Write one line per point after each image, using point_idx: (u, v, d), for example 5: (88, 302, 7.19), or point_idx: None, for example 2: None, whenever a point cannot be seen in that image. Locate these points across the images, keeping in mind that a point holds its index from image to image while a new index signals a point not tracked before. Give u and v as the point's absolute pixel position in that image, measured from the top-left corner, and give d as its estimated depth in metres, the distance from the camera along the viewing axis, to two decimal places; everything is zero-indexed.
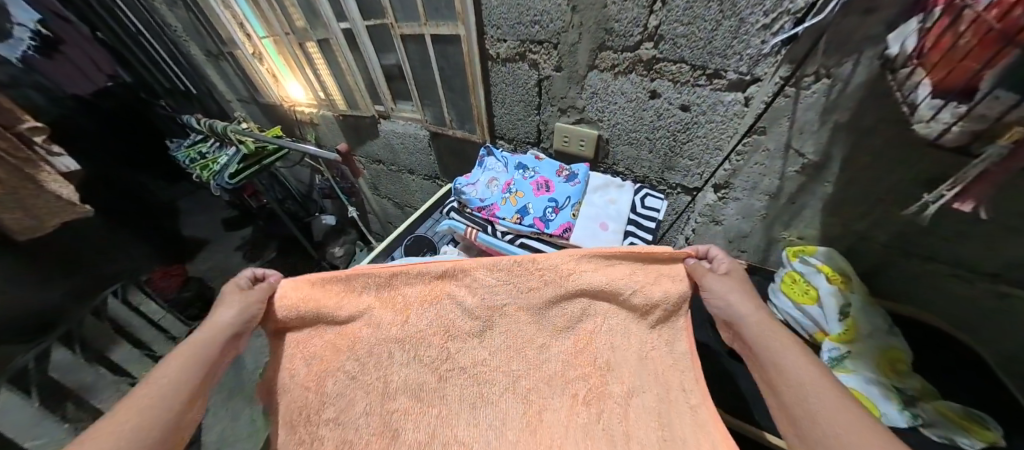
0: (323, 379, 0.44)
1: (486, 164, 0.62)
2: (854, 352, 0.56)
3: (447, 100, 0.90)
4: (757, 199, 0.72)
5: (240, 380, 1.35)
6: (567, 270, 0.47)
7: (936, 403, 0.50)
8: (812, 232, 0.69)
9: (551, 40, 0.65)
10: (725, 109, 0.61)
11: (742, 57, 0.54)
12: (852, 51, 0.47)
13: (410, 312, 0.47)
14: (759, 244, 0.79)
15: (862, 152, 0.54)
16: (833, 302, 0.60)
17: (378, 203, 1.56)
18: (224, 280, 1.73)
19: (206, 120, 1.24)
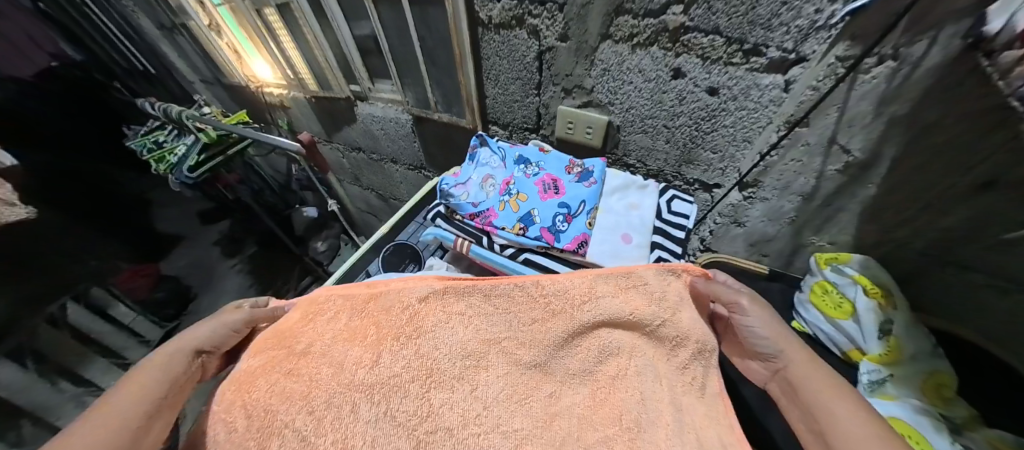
0: (263, 437, 0.30)
1: (480, 157, 0.51)
2: (898, 376, 0.47)
3: (430, 78, 0.77)
4: (787, 200, 0.61)
5: None
6: (581, 297, 0.39)
7: (985, 433, 0.41)
8: (844, 238, 0.60)
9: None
10: (761, 94, 0.50)
11: (790, 29, 0.43)
12: (930, 27, 0.36)
13: (382, 348, 0.35)
14: (784, 249, 0.68)
15: (922, 148, 0.45)
16: (872, 319, 0.50)
17: (361, 194, 1.45)
18: (202, 277, 1.64)
19: (159, 105, 1.07)
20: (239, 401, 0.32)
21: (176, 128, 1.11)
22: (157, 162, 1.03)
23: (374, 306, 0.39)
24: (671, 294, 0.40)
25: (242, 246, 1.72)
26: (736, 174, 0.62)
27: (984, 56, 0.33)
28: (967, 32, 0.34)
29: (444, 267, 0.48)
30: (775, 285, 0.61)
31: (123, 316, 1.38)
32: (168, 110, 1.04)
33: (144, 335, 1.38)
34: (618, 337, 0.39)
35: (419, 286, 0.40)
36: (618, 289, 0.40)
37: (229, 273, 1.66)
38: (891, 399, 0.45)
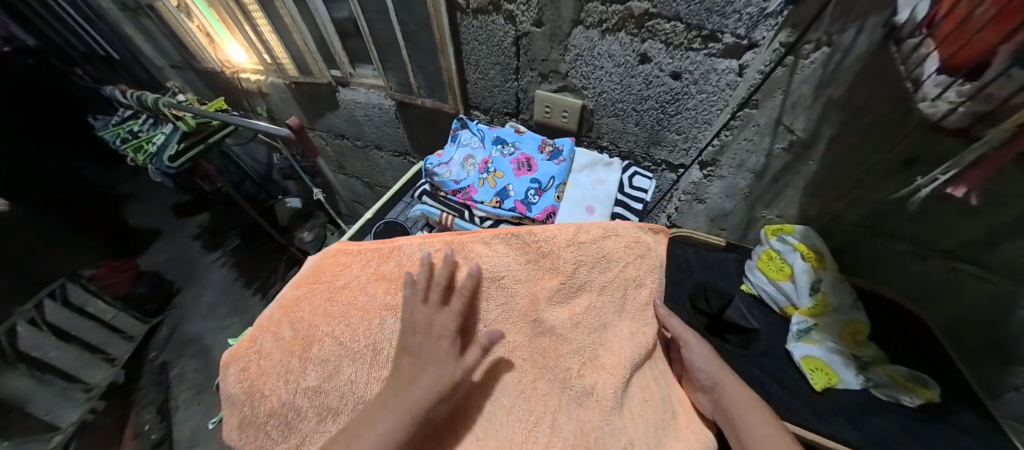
0: (311, 343, 0.43)
1: (461, 138, 0.54)
2: (822, 325, 0.53)
3: (412, 63, 0.79)
4: (741, 177, 0.67)
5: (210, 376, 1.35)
6: (565, 241, 0.44)
7: (886, 368, 0.50)
8: (791, 211, 0.66)
9: None
10: (718, 78, 0.55)
11: (741, 16, 0.47)
12: (859, 16, 0.41)
13: (406, 280, 0.46)
14: (740, 223, 0.74)
15: (851, 130, 0.51)
16: (807, 278, 0.55)
17: (346, 183, 1.44)
18: (182, 272, 1.61)
19: (132, 92, 1.04)
20: (245, 354, 0.44)
21: (152, 117, 1.09)
22: (136, 151, 1.02)
23: (408, 274, 0.46)
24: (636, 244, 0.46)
25: (224, 238, 1.67)
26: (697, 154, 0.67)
27: (896, 42, 0.39)
28: (885, 22, 0.40)
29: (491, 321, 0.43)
30: (731, 256, 0.67)
31: (102, 313, 1.33)
32: (142, 98, 1.01)
33: (126, 330, 1.36)
34: (586, 299, 0.45)
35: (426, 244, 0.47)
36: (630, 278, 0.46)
37: (211, 265, 1.62)
38: (813, 344, 0.53)
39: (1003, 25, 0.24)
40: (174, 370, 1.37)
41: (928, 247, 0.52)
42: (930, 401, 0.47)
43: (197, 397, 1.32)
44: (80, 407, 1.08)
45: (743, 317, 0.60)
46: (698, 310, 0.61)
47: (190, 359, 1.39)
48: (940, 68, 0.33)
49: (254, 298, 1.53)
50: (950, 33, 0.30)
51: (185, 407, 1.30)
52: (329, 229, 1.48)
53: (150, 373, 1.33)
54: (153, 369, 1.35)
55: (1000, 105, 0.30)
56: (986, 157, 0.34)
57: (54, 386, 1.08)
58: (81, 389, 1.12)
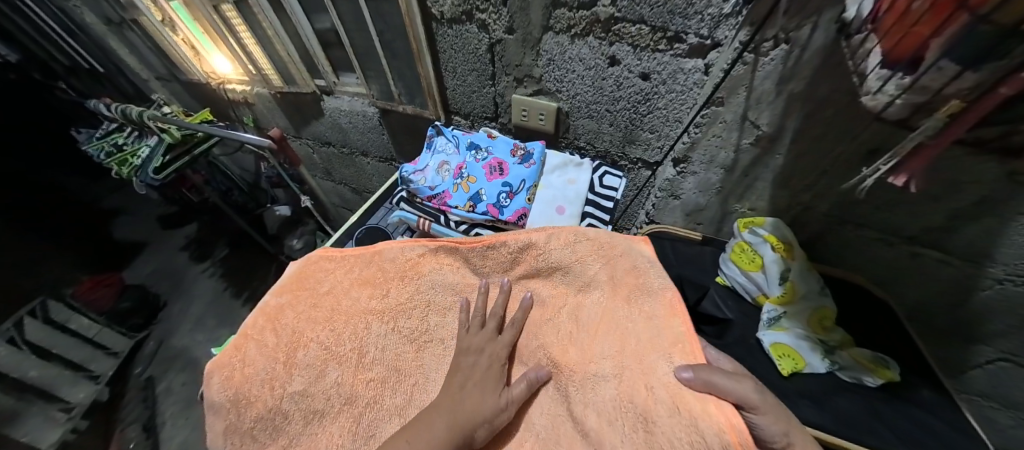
0: (294, 350, 0.44)
1: (436, 144, 0.55)
2: (790, 312, 0.55)
3: (391, 71, 0.80)
4: (713, 173, 0.68)
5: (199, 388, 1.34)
6: (536, 249, 0.47)
7: (851, 350, 0.52)
8: (763, 203, 0.67)
9: None
10: (686, 78, 0.56)
11: (702, 18, 0.49)
12: (811, 13, 0.43)
13: (390, 287, 0.47)
14: (714, 217, 0.75)
15: (813, 122, 0.53)
16: (775, 268, 0.57)
17: (334, 190, 1.44)
18: (169, 284, 1.61)
19: (116, 106, 1.05)
20: (229, 362, 0.45)
21: (138, 131, 1.10)
22: (120, 165, 1.03)
23: (390, 280, 0.48)
24: (612, 243, 0.46)
25: (212, 249, 1.67)
26: (671, 152, 0.68)
27: (846, 37, 0.41)
28: (836, 19, 0.42)
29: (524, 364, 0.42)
30: (707, 250, 0.68)
31: (86, 329, 1.31)
32: (127, 111, 1.02)
33: (112, 347, 1.34)
34: (563, 300, 0.47)
35: (410, 248, 0.49)
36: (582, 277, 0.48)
37: (200, 277, 1.62)
38: (781, 330, 0.54)
39: (935, 18, 0.26)
40: (160, 385, 1.35)
41: (888, 233, 0.55)
42: (889, 381, 0.49)
43: (185, 411, 1.31)
44: (62, 427, 1.13)
45: (717, 308, 0.62)
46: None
47: (177, 372, 1.38)
48: (883, 62, 0.34)
49: (244, 309, 1.53)
50: (893, 24, 0.31)
51: (171, 423, 1.28)
52: (319, 236, 1.47)
53: (135, 388, 1.32)
54: (140, 384, 1.33)
55: (934, 96, 0.31)
56: (923, 145, 0.35)
57: (35, 406, 1.12)
58: (61, 409, 1.15)
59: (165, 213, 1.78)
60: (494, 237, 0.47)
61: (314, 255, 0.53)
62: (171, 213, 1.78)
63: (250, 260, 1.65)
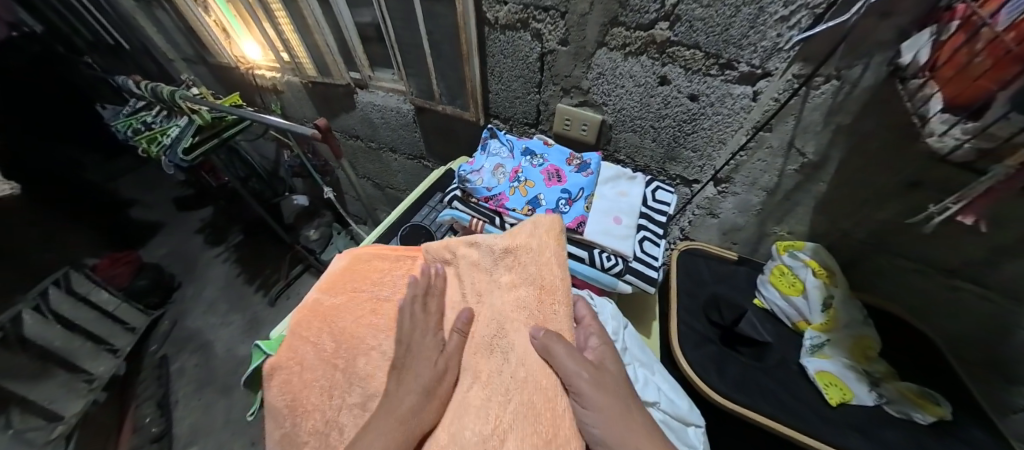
0: (353, 359, 0.45)
1: (490, 147, 0.56)
2: (833, 340, 0.55)
3: (436, 70, 0.80)
4: (754, 194, 0.67)
5: (211, 372, 1.32)
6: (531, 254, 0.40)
7: (898, 384, 0.51)
8: (801, 227, 0.67)
9: (558, 7, 0.59)
10: (733, 103, 0.58)
11: (756, 49, 0.50)
12: (864, 55, 0.46)
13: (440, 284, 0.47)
14: (751, 238, 0.74)
15: (859, 153, 0.53)
16: (818, 293, 0.58)
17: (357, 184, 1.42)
18: (180, 265, 1.60)
19: (147, 84, 1.07)
20: (288, 366, 0.47)
21: (165, 110, 1.12)
22: (149, 142, 1.04)
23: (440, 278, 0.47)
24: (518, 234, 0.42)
25: (226, 234, 1.68)
26: (712, 171, 0.68)
27: (901, 80, 0.43)
28: (889, 61, 0.44)
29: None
30: (742, 269, 0.69)
31: (105, 303, 1.26)
32: (157, 90, 1.04)
33: (129, 322, 1.31)
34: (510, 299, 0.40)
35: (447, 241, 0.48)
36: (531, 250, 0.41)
37: (213, 261, 1.61)
38: (825, 358, 0.55)
39: (996, 74, 0.29)
40: (174, 364, 1.33)
41: (929, 265, 0.55)
42: (940, 418, 0.48)
43: (196, 393, 1.27)
44: (83, 399, 1.11)
45: (754, 329, 0.61)
46: (710, 321, 0.65)
47: (190, 353, 1.36)
48: (945, 107, 0.35)
49: (256, 296, 1.51)
50: (949, 78, 0.33)
51: (184, 402, 1.25)
52: (335, 228, 1.35)
53: (149, 367, 1.29)
54: (154, 362, 1.31)
55: (1003, 144, 0.30)
56: (993, 189, 0.35)
57: (57, 377, 1.09)
58: (84, 380, 1.13)
59: (182, 197, 1.83)
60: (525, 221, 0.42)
61: (360, 254, 0.52)
62: (187, 196, 1.82)
63: (263, 247, 1.64)
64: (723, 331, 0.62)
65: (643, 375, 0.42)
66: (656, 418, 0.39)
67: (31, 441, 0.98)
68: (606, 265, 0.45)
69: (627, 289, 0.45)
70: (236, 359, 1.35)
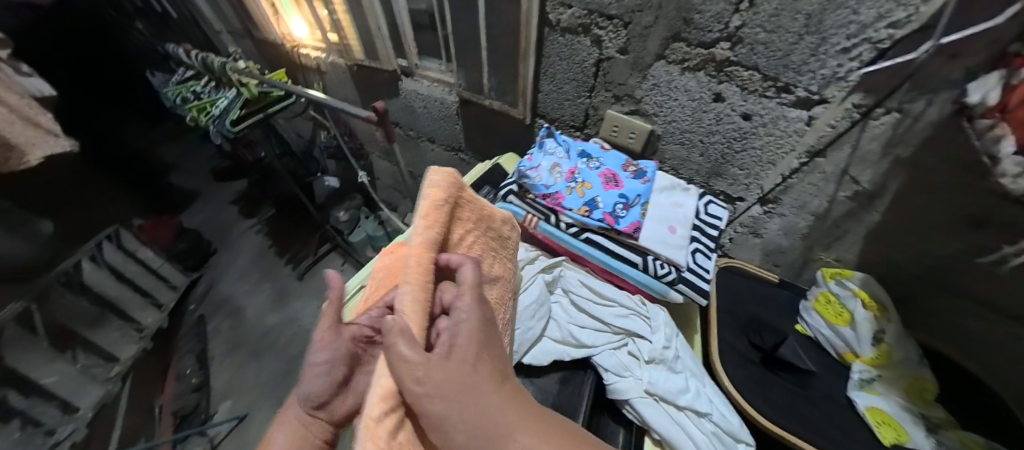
0: None
1: (546, 146, 0.57)
2: (884, 376, 0.52)
3: (489, 65, 0.81)
4: (801, 218, 0.66)
5: (240, 337, 1.42)
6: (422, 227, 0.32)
7: (959, 432, 0.46)
8: (849, 256, 0.65)
9: (623, 17, 0.60)
10: (786, 125, 0.57)
11: (815, 76, 0.50)
12: (928, 91, 0.45)
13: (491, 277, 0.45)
14: (794, 262, 0.73)
15: (919, 186, 0.51)
16: (868, 327, 0.55)
17: (388, 171, 1.43)
18: (212, 233, 1.74)
19: (197, 55, 1.12)
20: None
21: (213, 81, 1.15)
22: (199, 112, 1.08)
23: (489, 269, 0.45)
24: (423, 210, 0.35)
25: (259, 208, 1.81)
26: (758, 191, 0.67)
27: (968, 120, 0.39)
28: (954, 99, 0.43)
29: (636, 375, 0.42)
30: (783, 293, 0.68)
31: (151, 261, 1.41)
32: (209, 61, 1.08)
33: (171, 281, 1.45)
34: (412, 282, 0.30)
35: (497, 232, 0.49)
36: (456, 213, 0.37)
37: (246, 233, 1.75)
38: (875, 394, 0.51)
39: None
40: (210, 324, 1.46)
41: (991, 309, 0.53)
42: None
43: (229, 352, 1.38)
44: (135, 344, 1.25)
45: (798, 357, 0.56)
46: (750, 342, 0.60)
47: (223, 317, 1.48)
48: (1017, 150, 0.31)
49: (285, 268, 1.61)
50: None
51: (219, 360, 1.36)
52: (363, 212, 1.39)
53: (189, 324, 1.44)
54: (192, 321, 1.45)
55: None
56: None
57: (113, 323, 1.24)
58: (135, 328, 1.28)
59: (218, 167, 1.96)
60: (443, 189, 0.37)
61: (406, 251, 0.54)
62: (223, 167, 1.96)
63: (295, 223, 1.73)
64: (766, 356, 0.57)
65: (696, 386, 0.43)
66: (708, 429, 0.40)
67: (94, 377, 1.13)
68: (659, 273, 0.45)
69: (679, 299, 0.46)
70: (264, 327, 1.44)
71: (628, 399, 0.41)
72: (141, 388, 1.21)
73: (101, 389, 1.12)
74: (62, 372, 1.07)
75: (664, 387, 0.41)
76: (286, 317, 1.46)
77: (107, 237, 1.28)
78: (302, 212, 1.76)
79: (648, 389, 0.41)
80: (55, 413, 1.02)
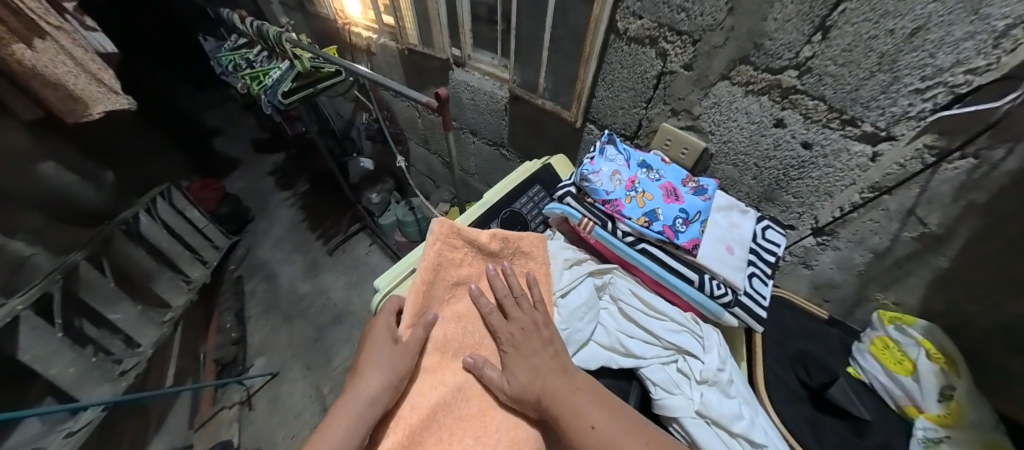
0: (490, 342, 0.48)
1: (606, 152, 0.57)
2: (954, 438, 0.49)
3: (548, 64, 0.82)
4: (859, 253, 0.63)
5: (277, 299, 1.64)
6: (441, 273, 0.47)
7: None
8: (910, 300, 0.61)
9: (693, 35, 0.59)
10: (848, 159, 0.56)
11: (884, 113, 0.48)
12: (1010, 138, 0.42)
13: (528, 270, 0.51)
14: (847, 299, 0.70)
15: (996, 234, 0.48)
16: (933, 380, 0.54)
17: (425, 157, 1.44)
18: (255, 200, 1.98)
19: (252, 22, 1.12)
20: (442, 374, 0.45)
21: (266, 51, 1.18)
22: (252, 81, 1.10)
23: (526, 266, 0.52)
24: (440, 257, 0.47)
25: (295, 183, 2.04)
26: (812, 221, 0.66)
27: None
28: None
29: (687, 394, 0.42)
30: (833, 331, 0.66)
31: (198, 220, 1.60)
32: (263, 30, 1.09)
33: (214, 241, 1.64)
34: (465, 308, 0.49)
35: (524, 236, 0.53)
36: (460, 264, 0.48)
37: (281, 205, 1.97)
38: None
39: None
40: (247, 285, 1.68)
41: None
42: None
43: (264, 314, 1.60)
44: (185, 294, 1.42)
45: (850, 401, 0.54)
46: (797, 379, 0.58)
47: (260, 280, 1.71)
48: None
49: (317, 243, 1.82)
50: None
51: (256, 320, 1.58)
52: (394, 196, 1.43)
53: (229, 281, 1.66)
54: (232, 280, 1.67)
55: None
56: None
57: (165, 273, 1.40)
58: (183, 279, 1.44)
59: (259, 139, 2.20)
60: (442, 239, 0.48)
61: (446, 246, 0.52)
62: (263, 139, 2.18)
63: (323, 199, 1.97)
64: (819, 396, 0.55)
65: (750, 414, 0.42)
66: None
67: (152, 319, 1.29)
68: (716, 293, 0.45)
69: (732, 323, 0.46)
70: (298, 294, 1.65)
71: (680, 418, 0.41)
72: (188, 334, 1.41)
73: (157, 331, 1.28)
74: (127, 312, 1.22)
75: (718, 411, 0.40)
76: (317, 286, 1.67)
77: (161, 194, 1.46)
78: (335, 193, 1.97)
79: (700, 411, 0.41)
80: (121, 345, 1.17)
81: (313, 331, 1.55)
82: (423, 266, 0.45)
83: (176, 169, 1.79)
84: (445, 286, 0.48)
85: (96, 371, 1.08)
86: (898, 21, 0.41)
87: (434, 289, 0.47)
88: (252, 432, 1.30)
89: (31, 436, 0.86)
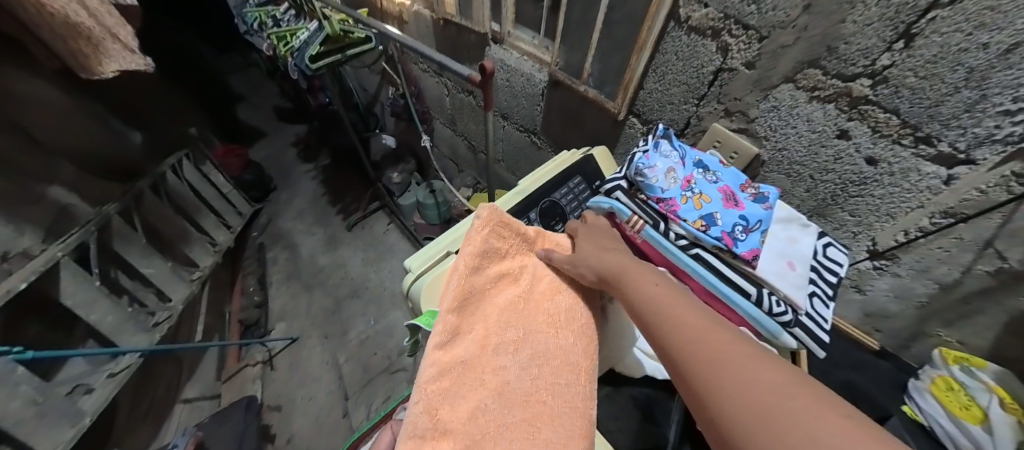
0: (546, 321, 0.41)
1: (660, 147, 0.52)
2: None
3: (597, 50, 0.77)
4: (921, 284, 0.59)
5: (295, 268, 1.65)
6: (486, 257, 0.42)
7: None
8: (979, 341, 0.57)
9: (761, 30, 0.53)
10: (918, 179, 0.50)
11: (965, 133, 0.43)
12: None
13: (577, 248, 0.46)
14: (902, 331, 0.66)
15: None
16: (1010, 432, 0.50)
17: (450, 139, 1.41)
18: (276, 170, 2.00)
19: None
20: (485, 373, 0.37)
21: (295, 10, 1.13)
22: (280, 41, 1.06)
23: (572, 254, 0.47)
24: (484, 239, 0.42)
25: (316, 155, 2.03)
26: (870, 243, 0.62)
27: None
28: None
29: None
30: (883, 363, 0.68)
31: (223, 186, 1.63)
32: None
33: (239, 208, 1.68)
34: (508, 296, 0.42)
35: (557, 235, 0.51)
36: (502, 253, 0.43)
37: (303, 177, 1.97)
38: None
39: None
40: (268, 252, 1.70)
41: None
42: None
43: (286, 280, 1.61)
44: (212, 256, 1.44)
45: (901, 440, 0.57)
46: None
47: (281, 249, 1.71)
48: None
49: (336, 217, 1.82)
50: None
51: (277, 286, 1.60)
52: (415, 178, 1.41)
53: (252, 248, 1.68)
54: (254, 247, 1.69)
55: None
56: None
57: (194, 236, 1.41)
58: (210, 242, 1.46)
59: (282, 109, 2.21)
60: (486, 224, 0.42)
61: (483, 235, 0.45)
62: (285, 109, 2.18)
63: (345, 174, 1.96)
64: None
65: None
66: None
67: (181, 276, 1.29)
68: (774, 311, 0.42)
69: (790, 343, 0.42)
70: (316, 265, 1.65)
71: None
72: (214, 294, 1.44)
73: (186, 287, 1.28)
74: (160, 267, 1.22)
75: None
76: (336, 260, 1.67)
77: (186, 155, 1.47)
78: (355, 168, 1.95)
79: None
80: (153, 298, 1.18)
81: (331, 302, 1.54)
82: (466, 252, 0.40)
83: (202, 128, 1.79)
84: (487, 274, 0.41)
85: (130, 321, 1.07)
86: (993, 34, 0.36)
87: (474, 276, 0.40)
88: (273, 391, 1.33)
89: (76, 374, 0.93)
